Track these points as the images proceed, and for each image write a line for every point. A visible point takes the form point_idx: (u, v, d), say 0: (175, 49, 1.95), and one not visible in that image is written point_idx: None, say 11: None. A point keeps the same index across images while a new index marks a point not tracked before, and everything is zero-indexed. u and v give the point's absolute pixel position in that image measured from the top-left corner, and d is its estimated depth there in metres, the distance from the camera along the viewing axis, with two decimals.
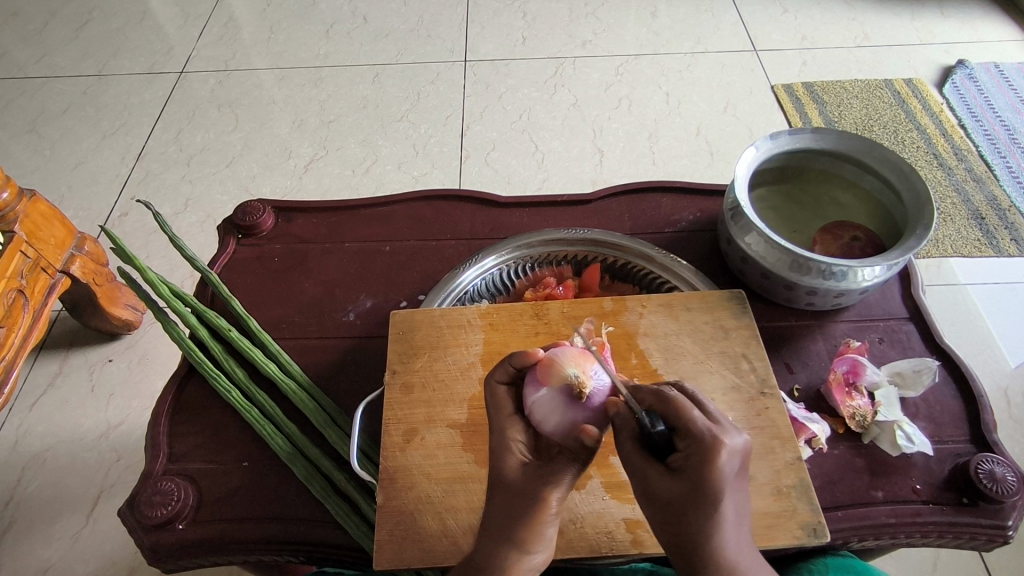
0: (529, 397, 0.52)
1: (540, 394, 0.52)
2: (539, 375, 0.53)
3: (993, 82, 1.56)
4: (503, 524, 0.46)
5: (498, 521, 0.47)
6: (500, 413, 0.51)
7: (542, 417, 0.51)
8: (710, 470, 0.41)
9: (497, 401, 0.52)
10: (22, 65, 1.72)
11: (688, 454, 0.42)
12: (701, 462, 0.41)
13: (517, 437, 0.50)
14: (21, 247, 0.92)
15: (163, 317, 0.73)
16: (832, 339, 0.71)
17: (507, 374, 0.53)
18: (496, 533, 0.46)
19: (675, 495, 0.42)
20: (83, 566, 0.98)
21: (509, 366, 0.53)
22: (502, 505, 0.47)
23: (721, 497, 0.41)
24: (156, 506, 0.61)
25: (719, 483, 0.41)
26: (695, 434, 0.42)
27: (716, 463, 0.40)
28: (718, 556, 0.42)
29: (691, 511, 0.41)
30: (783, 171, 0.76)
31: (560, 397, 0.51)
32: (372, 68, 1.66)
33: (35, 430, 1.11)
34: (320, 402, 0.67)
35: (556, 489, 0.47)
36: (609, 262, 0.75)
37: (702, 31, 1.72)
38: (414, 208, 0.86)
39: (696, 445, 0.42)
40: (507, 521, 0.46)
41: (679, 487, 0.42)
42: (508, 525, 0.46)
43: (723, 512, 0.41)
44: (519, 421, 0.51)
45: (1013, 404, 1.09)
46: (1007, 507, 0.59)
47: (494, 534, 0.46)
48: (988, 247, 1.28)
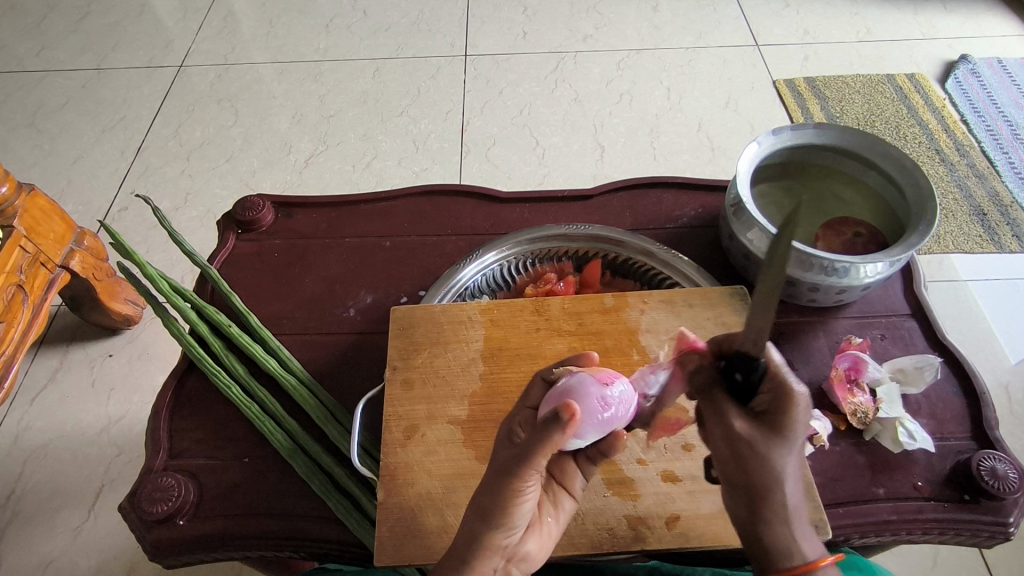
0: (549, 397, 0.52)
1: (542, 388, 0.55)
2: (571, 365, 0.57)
3: (996, 77, 1.55)
4: (479, 497, 0.46)
5: (478, 499, 0.46)
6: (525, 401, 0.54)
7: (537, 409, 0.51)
8: (790, 410, 0.44)
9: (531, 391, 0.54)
10: (21, 59, 1.71)
11: (773, 395, 0.45)
12: (785, 403, 0.44)
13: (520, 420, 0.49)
14: (20, 242, 0.92)
15: (163, 312, 0.72)
16: (834, 336, 0.71)
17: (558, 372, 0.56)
18: (474, 509, 0.46)
19: (753, 437, 0.44)
20: (84, 562, 0.98)
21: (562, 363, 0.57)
22: (484, 481, 0.46)
23: (791, 437, 0.44)
24: (157, 502, 0.61)
25: (794, 421, 0.44)
26: (781, 378, 0.45)
27: (795, 405, 0.44)
28: (784, 505, 0.44)
29: (764, 448, 0.44)
30: (786, 166, 0.75)
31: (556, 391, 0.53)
32: (372, 62, 1.65)
33: (35, 425, 1.11)
34: (320, 398, 0.67)
35: (531, 469, 0.45)
36: (610, 258, 0.75)
37: (704, 25, 1.71)
38: (415, 204, 0.85)
39: (779, 386, 0.45)
40: (484, 495, 0.45)
41: (759, 426, 0.44)
42: (483, 500, 0.45)
43: (795, 458, 0.44)
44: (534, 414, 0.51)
45: (1014, 400, 1.09)
46: (1008, 504, 0.59)
47: (472, 510, 0.46)
48: (990, 243, 1.27)
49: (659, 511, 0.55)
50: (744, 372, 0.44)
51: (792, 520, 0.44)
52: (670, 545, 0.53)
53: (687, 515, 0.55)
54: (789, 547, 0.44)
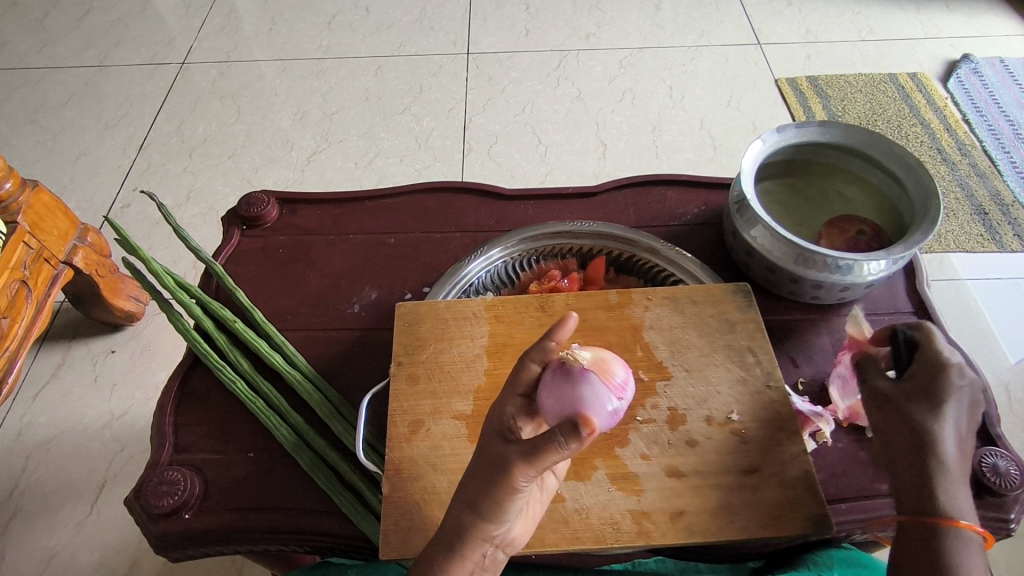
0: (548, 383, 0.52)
1: (528, 372, 0.48)
2: (553, 335, 0.46)
3: (998, 76, 1.55)
4: (471, 491, 0.46)
5: (469, 491, 0.46)
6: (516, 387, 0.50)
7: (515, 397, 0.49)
8: (944, 375, 0.50)
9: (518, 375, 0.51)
10: (23, 56, 1.71)
11: (925, 362, 0.51)
12: (937, 367, 0.51)
13: (513, 410, 0.48)
14: (25, 237, 0.92)
15: (168, 307, 0.73)
16: (837, 333, 0.71)
17: (543, 352, 0.47)
18: (464, 499, 0.46)
19: (899, 393, 0.51)
20: (87, 557, 0.99)
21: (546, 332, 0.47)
22: (474, 472, 0.46)
23: (947, 401, 0.49)
24: (162, 495, 0.62)
25: (947, 385, 0.50)
26: (936, 350, 0.52)
27: (948, 372, 0.50)
28: (938, 460, 0.47)
29: (908, 403, 0.50)
30: (790, 164, 0.76)
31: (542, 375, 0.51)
32: (374, 60, 1.65)
33: (38, 421, 1.11)
34: (325, 393, 0.67)
35: (529, 468, 0.44)
36: (614, 255, 0.75)
37: (706, 24, 1.71)
38: (418, 200, 0.85)
39: (932, 358, 0.51)
40: (474, 484, 0.46)
41: (909, 388, 0.51)
42: (475, 494, 0.45)
43: (944, 418, 0.49)
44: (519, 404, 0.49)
45: (1014, 399, 1.09)
46: (1011, 501, 0.59)
47: (462, 500, 0.46)
48: (991, 242, 1.28)
49: (662, 507, 0.55)
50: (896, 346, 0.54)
51: (945, 478, 0.47)
52: (673, 540, 0.54)
53: (691, 511, 0.55)
54: (938, 497, 0.46)
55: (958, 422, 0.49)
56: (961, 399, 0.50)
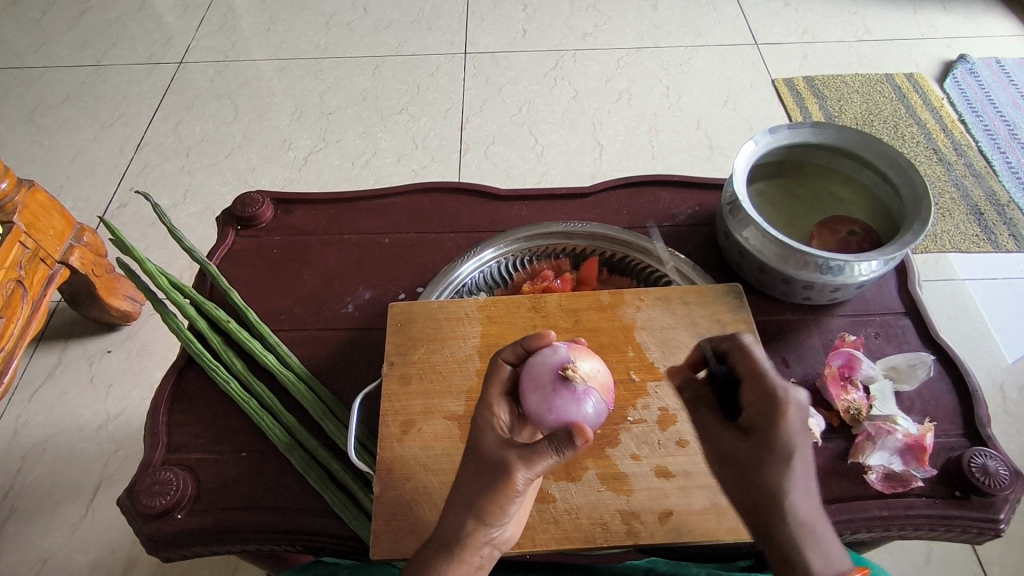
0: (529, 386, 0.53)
1: (506, 373, 0.53)
2: (525, 344, 0.54)
3: (994, 76, 1.55)
4: (469, 494, 0.46)
5: (466, 494, 0.46)
6: (493, 389, 0.52)
7: (500, 398, 0.51)
8: (780, 421, 0.48)
9: (497, 376, 0.52)
10: (20, 55, 1.71)
11: (757, 410, 0.50)
12: (767, 416, 0.49)
13: (501, 414, 0.50)
14: (20, 237, 0.92)
15: (162, 307, 0.73)
16: (828, 333, 0.71)
17: (515, 354, 0.54)
18: (460, 501, 0.47)
19: (743, 448, 0.50)
20: (83, 556, 0.99)
21: (518, 340, 0.54)
22: (471, 476, 0.47)
23: (792, 446, 0.48)
24: (155, 495, 0.62)
25: (784, 432, 0.48)
26: (766, 395, 0.49)
27: (782, 420, 0.48)
28: (790, 513, 0.48)
29: (756, 463, 0.49)
30: (782, 165, 0.76)
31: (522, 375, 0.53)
32: (372, 59, 1.65)
33: (34, 420, 1.11)
34: (319, 393, 0.68)
35: (524, 470, 0.46)
36: (607, 256, 0.75)
37: (703, 24, 1.71)
38: (413, 201, 0.86)
39: (765, 403, 0.49)
40: (467, 487, 0.46)
41: (752, 441, 0.49)
42: (473, 496, 0.46)
43: (787, 469, 0.48)
44: (505, 404, 0.51)
45: (1009, 399, 1.10)
46: (999, 501, 0.60)
47: (458, 503, 0.47)
48: (986, 243, 1.28)
49: (652, 507, 0.55)
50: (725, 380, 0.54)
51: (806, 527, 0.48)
52: (663, 540, 0.54)
53: (680, 511, 0.55)
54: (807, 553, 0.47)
55: (800, 464, 0.49)
56: (801, 443, 0.49)
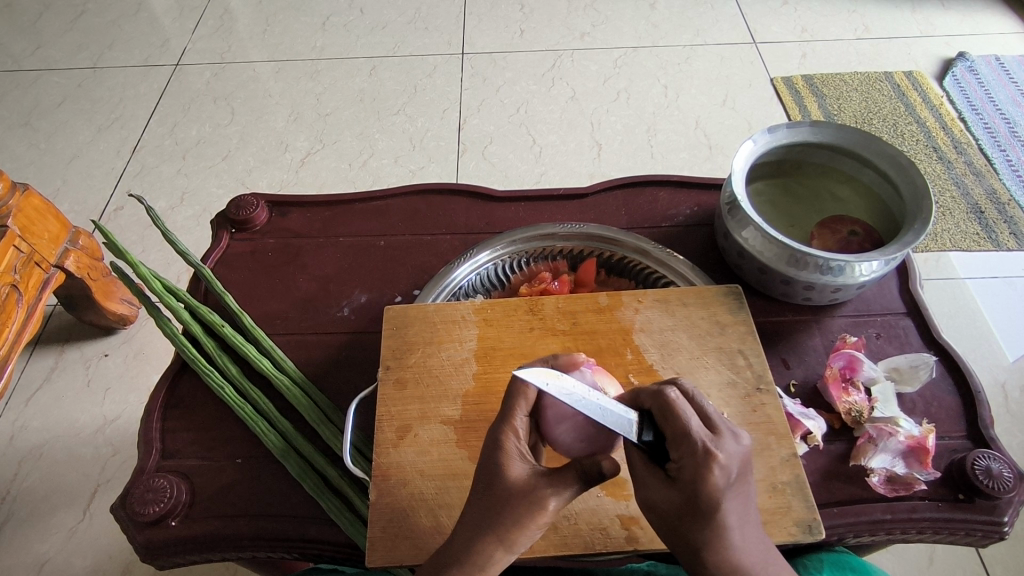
0: (554, 413, 0.50)
1: (535, 391, 0.48)
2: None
3: (994, 74, 1.55)
4: (489, 518, 0.44)
5: (487, 518, 0.45)
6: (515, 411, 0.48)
7: (522, 420, 0.48)
8: (705, 480, 0.41)
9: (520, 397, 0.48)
10: (17, 58, 1.70)
11: (681, 464, 0.42)
12: (691, 475, 0.41)
13: (520, 433, 0.47)
14: (15, 241, 0.91)
15: (155, 312, 0.72)
16: (829, 335, 0.70)
17: (544, 374, 0.49)
18: (477, 523, 0.45)
19: (671, 504, 0.43)
20: (80, 562, 0.98)
21: (550, 356, 0.50)
22: (492, 500, 0.45)
23: (720, 505, 0.42)
24: (149, 503, 0.61)
25: (712, 490, 0.41)
26: (689, 450, 0.42)
27: (708, 479, 0.41)
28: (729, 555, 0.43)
29: (689, 519, 0.42)
30: (781, 165, 0.75)
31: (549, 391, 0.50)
32: (369, 60, 1.65)
33: (31, 425, 1.11)
34: (314, 398, 0.67)
35: (555, 498, 0.44)
36: (605, 257, 0.74)
37: (701, 23, 1.70)
38: (409, 203, 0.85)
39: (688, 457, 0.42)
40: (486, 515, 0.45)
41: (678, 497, 0.42)
42: (489, 515, 0.44)
43: (722, 518, 0.42)
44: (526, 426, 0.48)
45: (1011, 399, 1.09)
46: (1003, 504, 0.59)
47: (474, 525, 0.45)
48: (988, 241, 1.27)
49: None
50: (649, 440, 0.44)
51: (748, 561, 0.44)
52: (662, 545, 0.53)
53: None
54: None
55: (737, 509, 0.43)
56: (733, 491, 0.42)
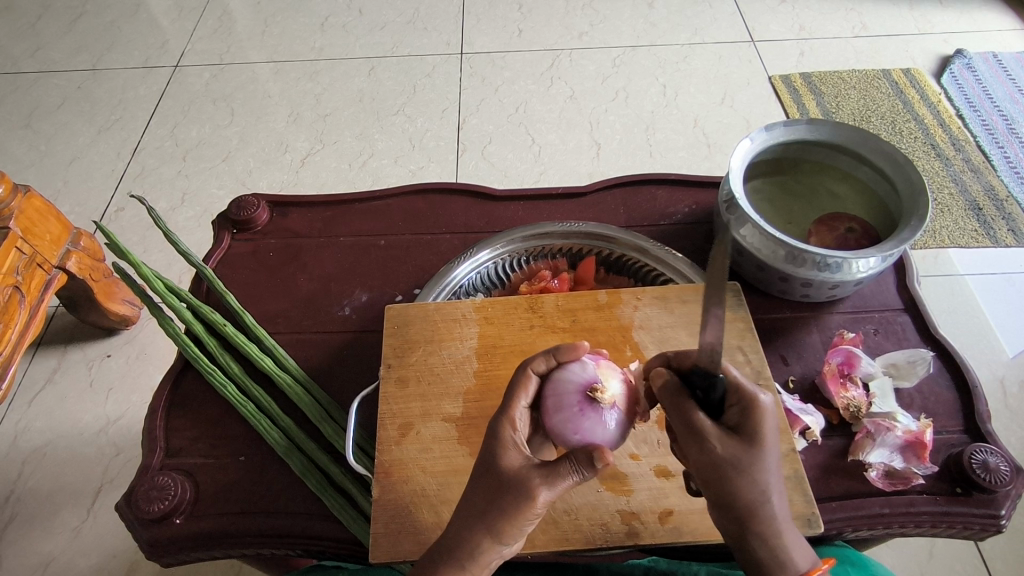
0: (551, 402, 0.53)
1: (533, 383, 0.52)
2: (559, 354, 0.54)
3: (991, 71, 1.55)
4: (484, 508, 0.45)
5: (481, 509, 0.45)
6: (517, 397, 0.51)
7: (521, 407, 0.50)
8: (761, 420, 0.45)
9: (524, 383, 0.52)
10: (16, 60, 1.71)
11: (741, 408, 0.46)
12: (753, 416, 0.45)
13: (518, 424, 0.49)
14: (17, 243, 0.91)
15: (158, 312, 0.72)
16: (827, 331, 0.71)
17: (545, 364, 0.54)
18: (472, 513, 0.45)
19: (731, 448, 0.44)
20: (84, 561, 0.99)
21: (550, 349, 0.54)
22: (490, 494, 0.45)
23: (771, 445, 0.45)
24: (153, 500, 0.61)
25: (767, 432, 0.45)
26: (749, 394, 0.46)
27: (765, 416, 0.46)
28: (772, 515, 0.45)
29: (748, 464, 0.44)
30: (779, 162, 0.76)
31: (547, 383, 0.54)
32: (368, 60, 1.65)
33: (34, 426, 1.11)
34: (316, 397, 0.67)
35: (547, 490, 0.45)
36: (604, 255, 0.75)
37: (699, 21, 1.71)
38: (409, 202, 0.85)
39: (746, 401, 0.46)
40: (478, 504, 0.45)
41: (737, 442, 0.45)
42: (487, 509, 0.45)
43: (772, 467, 0.45)
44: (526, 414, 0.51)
45: (1009, 394, 1.09)
46: (1000, 497, 0.59)
47: (471, 514, 0.45)
48: (986, 237, 1.28)
49: (652, 507, 0.55)
50: (704, 391, 0.46)
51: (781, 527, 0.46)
52: (663, 540, 0.54)
53: (681, 511, 0.55)
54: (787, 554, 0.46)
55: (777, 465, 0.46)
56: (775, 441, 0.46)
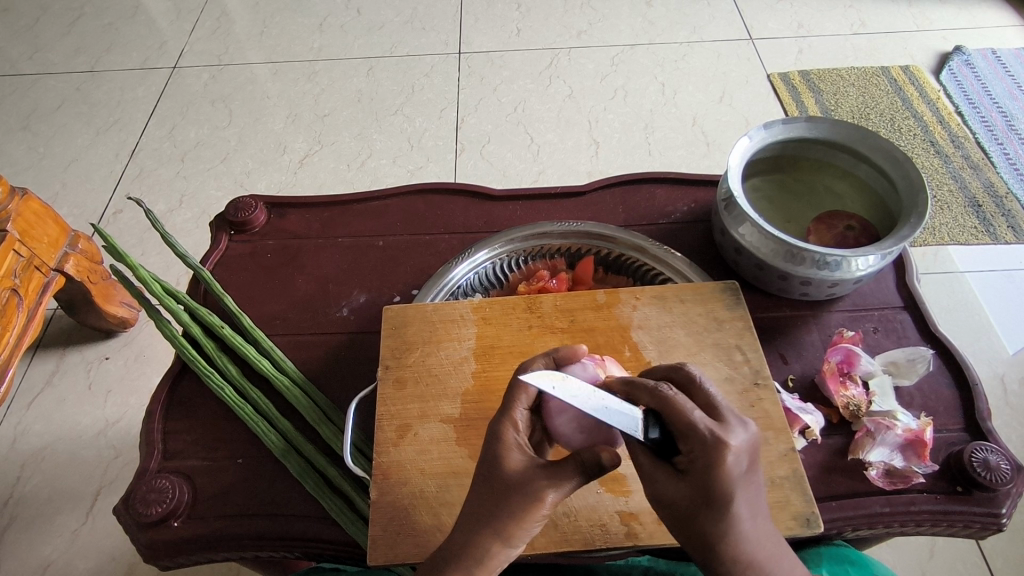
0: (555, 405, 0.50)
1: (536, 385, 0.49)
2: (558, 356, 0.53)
3: (990, 68, 1.55)
4: (483, 511, 0.45)
5: (482, 512, 0.45)
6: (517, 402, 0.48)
7: (522, 412, 0.48)
8: (716, 471, 0.41)
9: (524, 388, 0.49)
10: (14, 62, 1.71)
11: (692, 456, 0.42)
12: (702, 467, 0.41)
13: (519, 426, 0.48)
14: (15, 245, 0.91)
15: (155, 314, 0.72)
16: (826, 329, 0.71)
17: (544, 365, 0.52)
18: (472, 517, 0.45)
19: (682, 497, 0.43)
20: (83, 564, 0.99)
21: (549, 352, 0.53)
22: (487, 496, 0.45)
23: (732, 494, 0.41)
24: (151, 504, 0.61)
25: (723, 482, 0.41)
26: (700, 442, 0.42)
27: (719, 468, 0.41)
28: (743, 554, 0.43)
29: (701, 514, 0.42)
30: (777, 160, 0.75)
31: None
32: (366, 61, 1.65)
33: (33, 429, 1.11)
34: (314, 398, 0.67)
35: (552, 491, 0.45)
36: (603, 254, 0.75)
37: (698, 19, 1.70)
38: (407, 203, 0.85)
39: (698, 449, 0.42)
40: (482, 506, 0.45)
41: (689, 491, 0.42)
42: (485, 512, 0.45)
43: (734, 513, 0.42)
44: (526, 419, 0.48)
45: (1010, 392, 1.09)
46: (1001, 496, 0.59)
47: (471, 518, 0.45)
48: (985, 235, 1.27)
49: (651, 508, 0.55)
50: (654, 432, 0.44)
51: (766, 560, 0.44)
52: (662, 540, 0.53)
53: None
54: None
55: (749, 504, 0.42)
56: (745, 484, 0.42)
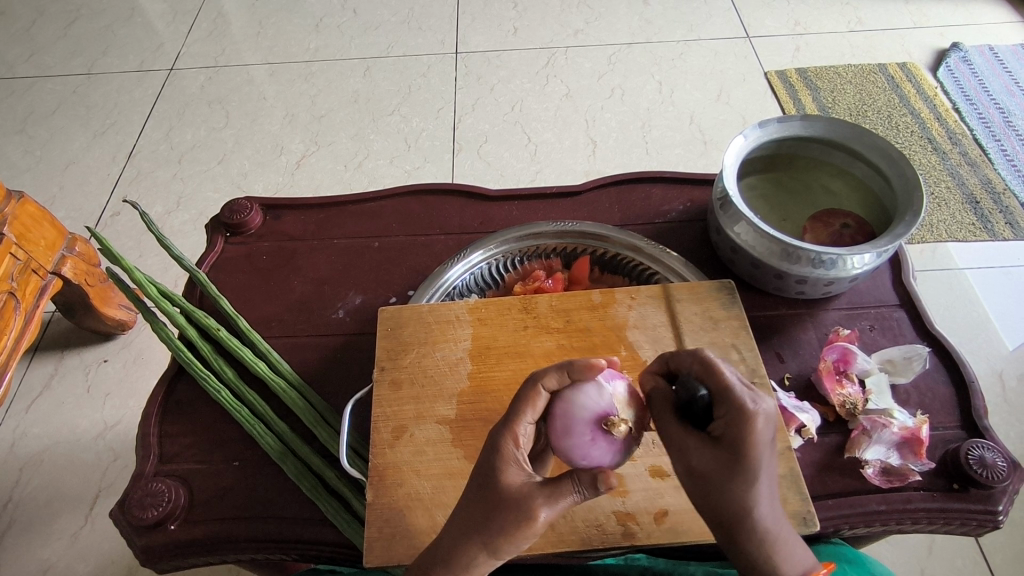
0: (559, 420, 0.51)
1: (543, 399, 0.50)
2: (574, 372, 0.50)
3: (987, 64, 1.55)
4: (478, 517, 0.45)
5: (476, 519, 0.45)
6: (523, 415, 0.48)
7: (526, 427, 0.48)
8: (748, 435, 0.42)
9: (532, 400, 0.49)
10: (11, 65, 1.70)
11: (727, 420, 0.43)
12: (736, 430, 0.42)
13: (522, 439, 0.48)
14: (11, 249, 0.91)
15: (151, 317, 0.72)
16: (823, 328, 0.71)
17: (557, 382, 0.50)
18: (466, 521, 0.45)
19: (713, 463, 0.43)
20: (83, 567, 0.99)
21: (566, 365, 0.50)
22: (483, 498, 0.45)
23: (761, 459, 0.42)
24: (147, 507, 0.61)
25: (753, 447, 0.42)
26: (735, 405, 0.42)
27: (751, 431, 0.41)
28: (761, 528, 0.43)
29: (729, 481, 0.42)
30: (773, 159, 0.75)
31: (558, 401, 0.51)
32: (363, 61, 1.65)
33: (31, 432, 1.11)
34: (309, 400, 0.67)
35: (547, 509, 0.44)
36: (598, 254, 0.75)
37: (694, 18, 1.70)
38: (402, 204, 0.85)
39: (732, 412, 0.42)
40: (475, 513, 0.45)
41: (719, 457, 0.43)
42: (480, 513, 0.45)
43: (760, 482, 0.42)
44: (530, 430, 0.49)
45: (1008, 388, 1.09)
46: (997, 493, 0.59)
47: (465, 523, 0.45)
48: (983, 231, 1.27)
49: (647, 508, 0.55)
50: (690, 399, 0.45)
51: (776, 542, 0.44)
52: (659, 540, 0.53)
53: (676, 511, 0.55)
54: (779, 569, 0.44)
55: (773, 476, 0.43)
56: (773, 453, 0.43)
